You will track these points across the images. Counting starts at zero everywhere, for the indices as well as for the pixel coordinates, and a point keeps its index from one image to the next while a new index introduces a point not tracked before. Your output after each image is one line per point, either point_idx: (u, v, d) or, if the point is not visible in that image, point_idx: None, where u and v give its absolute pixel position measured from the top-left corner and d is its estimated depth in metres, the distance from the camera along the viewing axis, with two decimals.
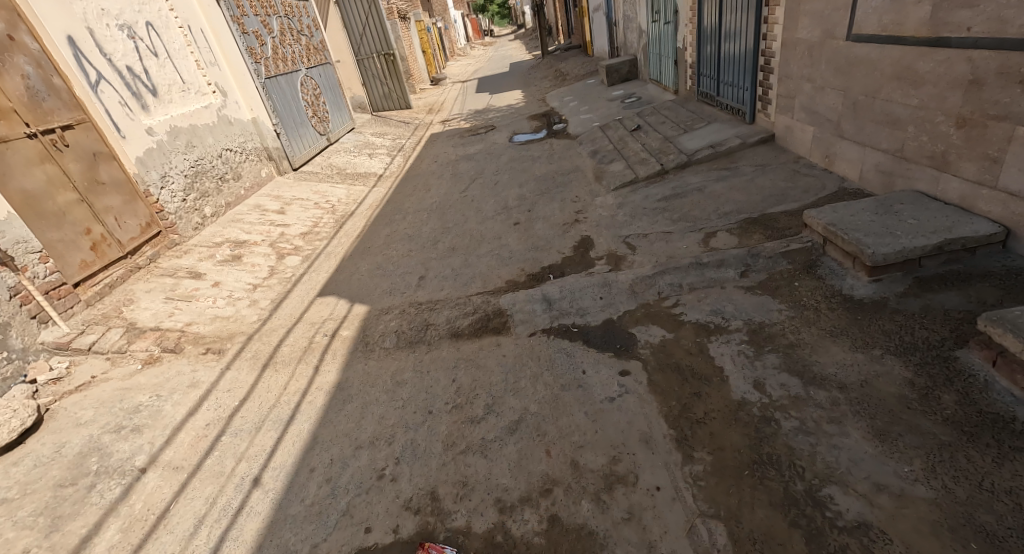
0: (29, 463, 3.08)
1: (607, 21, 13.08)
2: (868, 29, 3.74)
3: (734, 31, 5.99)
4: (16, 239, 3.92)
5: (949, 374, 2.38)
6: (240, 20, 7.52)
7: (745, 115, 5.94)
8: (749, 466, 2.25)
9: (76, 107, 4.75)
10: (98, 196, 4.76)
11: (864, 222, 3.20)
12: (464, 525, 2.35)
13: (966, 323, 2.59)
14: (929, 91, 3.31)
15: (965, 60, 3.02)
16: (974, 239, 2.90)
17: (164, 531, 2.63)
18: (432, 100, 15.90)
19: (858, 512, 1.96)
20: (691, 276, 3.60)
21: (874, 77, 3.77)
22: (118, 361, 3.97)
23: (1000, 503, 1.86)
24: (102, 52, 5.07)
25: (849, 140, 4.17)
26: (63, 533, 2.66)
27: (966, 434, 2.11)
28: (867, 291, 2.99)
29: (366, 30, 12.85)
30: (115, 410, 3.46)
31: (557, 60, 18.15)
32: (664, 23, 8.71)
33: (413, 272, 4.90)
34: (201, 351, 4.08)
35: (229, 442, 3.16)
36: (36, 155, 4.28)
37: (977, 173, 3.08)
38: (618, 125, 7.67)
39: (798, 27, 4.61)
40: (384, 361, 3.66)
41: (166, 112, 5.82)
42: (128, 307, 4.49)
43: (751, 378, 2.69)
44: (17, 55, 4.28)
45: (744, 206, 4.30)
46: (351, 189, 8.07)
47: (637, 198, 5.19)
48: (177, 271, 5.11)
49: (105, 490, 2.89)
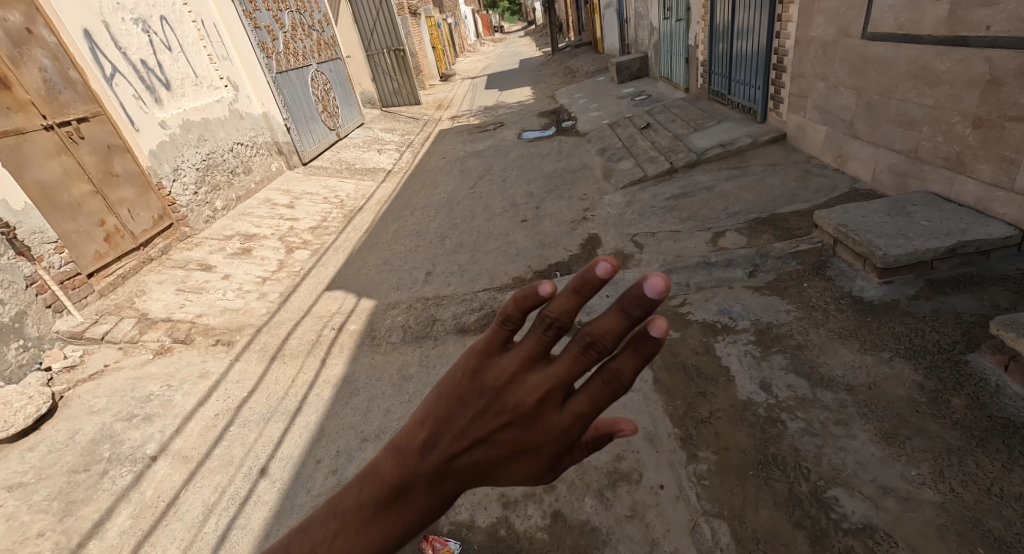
0: (43, 449, 3.14)
1: (618, 19, 13.02)
2: (884, 27, 3.69)
3: (746, 30, 5.94)
4: (33, 229, 3.99)
5: (959, 378, 2.36)
6: (252, 15, 7.57)
7: (757, 114, 5.89)
8: (754, 466, 2.25)
9: (92, 100, 4.81)
10: (112, 188, 4.83)
11: (876, 224, 3.17)
12: (467, 519, 2.37)
13: (978, 327, 2.56)
14: (945, 90, 3.26)
15: (983, 60, 2.97)
16: (989, 242, 2.86)
17: (174, 518, 2.67)
18: (441, 96, 15.90)
19: (864, 514, 1.95)
20: (698, 275, 3.59)
21: (889, 76, 3.72)
22: (130, 351, 4.03)
23: (1008, 508, 1.84)
24: (117, 45, 5.13)
25: (862, 140, 4.12)
26: (76, 518, 2.71)
27: (974, 439, 2.09)
28: (877, 293, 2.97)
29: (377, 25, 12.88)
30: (127, 399, 3.52)
31: (567, 57, 18.07)
32: (675, 20, 8.63)
33: (420, 268, 4.93)
34: (210, 342, 4.13)
35: (237, 432, 3.21)
36: (52, 147, 4.35)
37: (993, 175, 3.04)
38: (628, 123, 7.63)
39: (812, 25, 4.56)
40: (390, 355, 3.69)
41: (179, 105, 5.88)
42: (140, 298, 4.56)
43: (757, 378, 2.68)
44: (34, 48, 4.34)
45: (753, 206, 4.27)
46: (360, 184, 8.11)
47: (645, 197, 5.17)
48: (188, 263, 5.17)
49: (117, 476, 2.95)
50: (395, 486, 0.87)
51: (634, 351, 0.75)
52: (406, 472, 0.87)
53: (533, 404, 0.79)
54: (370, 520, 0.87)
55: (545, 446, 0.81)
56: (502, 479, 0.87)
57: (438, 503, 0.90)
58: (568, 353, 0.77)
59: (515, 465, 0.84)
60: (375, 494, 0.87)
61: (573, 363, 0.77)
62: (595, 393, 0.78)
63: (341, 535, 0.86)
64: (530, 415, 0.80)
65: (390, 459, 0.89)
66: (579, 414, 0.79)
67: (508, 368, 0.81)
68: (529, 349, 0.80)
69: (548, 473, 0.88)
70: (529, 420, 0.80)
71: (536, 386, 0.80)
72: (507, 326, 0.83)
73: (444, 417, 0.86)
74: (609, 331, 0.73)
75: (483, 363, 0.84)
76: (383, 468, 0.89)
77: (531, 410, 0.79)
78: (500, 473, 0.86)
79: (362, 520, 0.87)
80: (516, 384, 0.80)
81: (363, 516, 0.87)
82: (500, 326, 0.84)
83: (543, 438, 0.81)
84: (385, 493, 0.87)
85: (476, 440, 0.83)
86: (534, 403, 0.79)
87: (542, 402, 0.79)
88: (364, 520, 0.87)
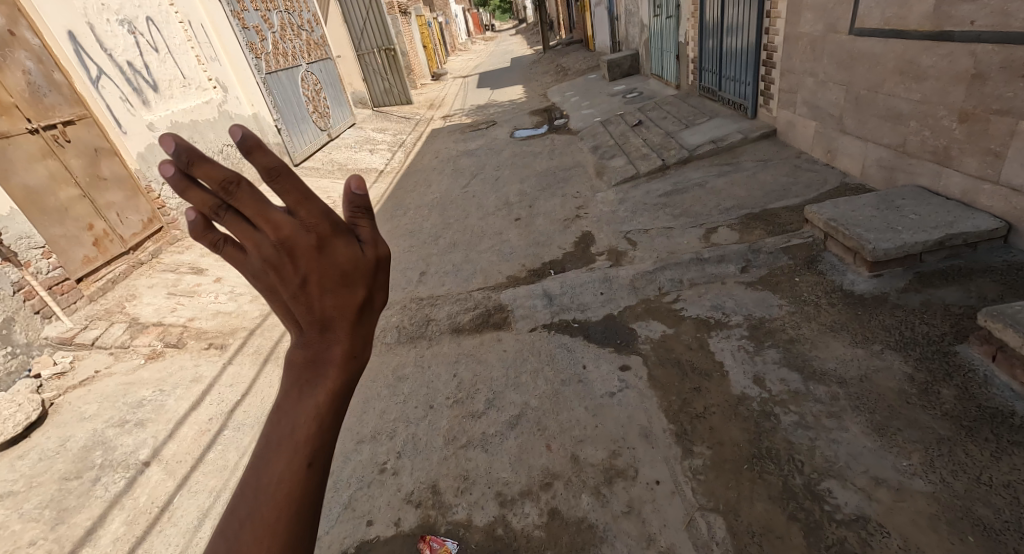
0: (34, 457, 3.11)
1: (608, 16, 13.04)
2: (871, 22, 3.72)
3: (736, 26, 5.97)
4: (19, 234, 3.93)
5: (949, 369, 2.39)
6: (240, 16, 7.50)
7: (747, 110, 5.92)
8: (748, 460, 2.26)
9: (77, 103, 4.75)
10: (99, 192, 4.77)
11: (866, 218, 3.20)
12: (464, 518, 2.37)
13: (966, 318, 2.59)
14: (932, 85, 3.30)
15: (969, 54, 3.00)
16: (976, 234, 2.90)
17: (168, 524, 2.65)
18: (433, 95, 15.84)
19: (857, 506, 1.97)
20: (692, 272, 3.61)
21: (877, 71, 3.75)
22: (121, 356, 4.00)
23: (997, 496, 1.87)
24: (102, 47, 5.06)
25: (851, 135, 4.15)
26: (68, 526, 2.68)
27: (964, 429, 2.12)
28: (868, 286, 3.00)
29: (367, 25, 12.81)
30: (119, 405, 3.48)
31: (559, 55, 18.07)
32: (665, 17, 8.66)
33: (414, 268, 4.91)
34: (203, 346, 4.10)
35: (232, 436, 3.19)
36: (38, 151, 4.29)
37: (979, 168, 3.07)
38: (619, 120, 7.65)
39: (801, 21, 4.59)
40: (385, 356, 3.67)
41: (167, 108, 5.82)
42: (130, 302, 4.51)
43: (751, 373, 2.70)
44: (17, 50, 4.26)
45: (745, 202, 4.29)
46: (352, 185, 8.07)
47: (638, 194, 5.19)
48: (179, 266, 5.13)
49: (109, 483, 2.92)
50: (307, 360, 0.89)
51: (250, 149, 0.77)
52: (301, 347, 0.89)
53: (279, 235, 0.81)
54: (302, 395, 0.87)
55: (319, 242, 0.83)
56: (356, 282, 0.87)
57: (353, 346, 0.90)
58: (242, 200, 0.79)
59: (338, 265, 0.85)
60: (292, 377, 0.88)
61: (247, 197, 0.79)
62: (288, 187, 0.80)
63: (284, 415, 0.87)
64: (288, 239, 0.82)
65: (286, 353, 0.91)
66: (299, 204, 0.82)
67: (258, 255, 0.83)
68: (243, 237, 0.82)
69: (368, 251, 0.88)
70: (293, 245, 0.82)
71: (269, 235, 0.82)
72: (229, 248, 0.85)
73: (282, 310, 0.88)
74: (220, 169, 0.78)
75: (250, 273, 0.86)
76: (290, 359, 0.90)
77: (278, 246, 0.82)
78: (341, 284, 0.86)
79: (296, 399, 0.87)
80: (256, 252, 0.82)
81: (295, 395, 0.87)
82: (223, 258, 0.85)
83: (311, 241, 0.82)
84: (301, 370, 0.88)
85: (300, 287, 0.84)
86: (275, 234, 0.81)
87: (277, 224, 0.81)
88: (295, 398, 0.87)
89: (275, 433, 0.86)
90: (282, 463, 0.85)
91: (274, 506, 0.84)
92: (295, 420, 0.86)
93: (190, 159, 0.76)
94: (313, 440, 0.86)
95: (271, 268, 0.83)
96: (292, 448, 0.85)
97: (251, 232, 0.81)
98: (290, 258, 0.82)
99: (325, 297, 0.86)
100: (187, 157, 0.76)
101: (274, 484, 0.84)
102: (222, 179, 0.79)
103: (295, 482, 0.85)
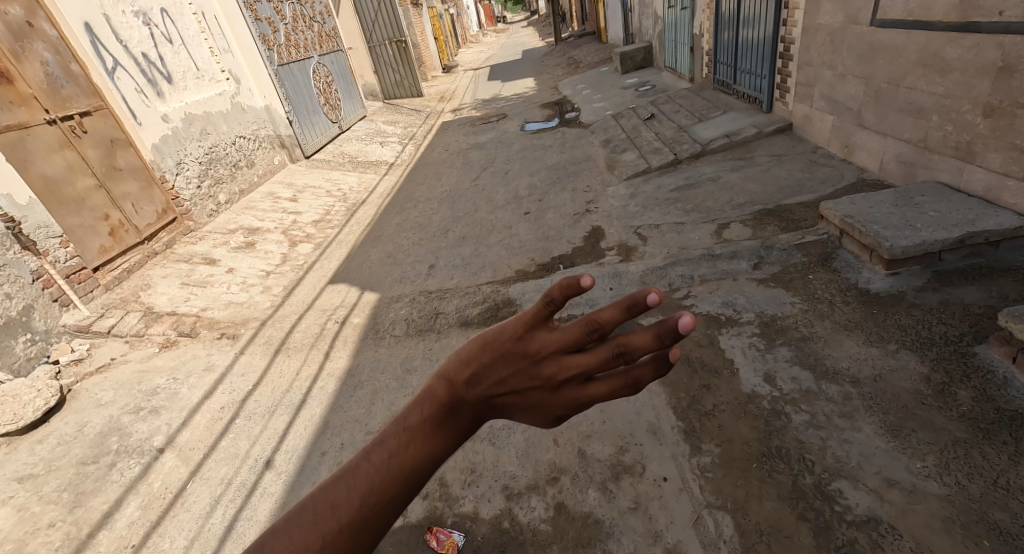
0: (52, 442, 3.18)
1: (621, 8, 12.88)
2: (893, 13, 3.62)
3: (752, 17, 5.85)
4: (38, 224, 4.00)
5: (966, 370, 2.33)
6: (253, 7, 7.52)
7: (762, 104, 5.83)
8: (758, 458, 2.24)
9: (94, 94, 4.80)
10: (115, 182, 4.84)
11: (883, 215, 3.13)
12: (471, 511, 2.38)
13: (986, 319, 2.53)
14: (956, 78, 3.21)
15: (996, 46, 2.91)
16: (998, 232, 2.83)
17: (181, 509, 2.70)
18: (444, 87, 15.78)
19: (868, 507, 1.94)
20: (703, 267, 3.57)
21: (898, 64, 3.66)
22: (136, 344, 4.07)
23: (1014, 501, 1.83)
24: (118, 39, 5.11)
25: (870, 129, 4.06)
26: (85, 509, 2.74)
27: (981, 431, 2.07)
28: (884, 284, 2.94)
29: (379, 16, 12.80)
30: (134, 392, 3.55)
31: (570, 47, 17.91)
32: (680, 8, 8.52)
33: (423, 261, 4.92)
34: (216, 336, 4.16)
35: (243, 424, 3.24)
36: (55, 141, 4.35)
37: (1004, 164, 2.99)
38: (631, 114, 7.56)
39: (820, 13, 4.48)
40: (393, 348, 3.69)
41: (181, 99, 5.87)
42: (145, 292, 4.58)
43: (761, 371, 2.67)
44: (35, 41, 4.32)
45: (759, 197, 4.22)
46: (362, 177, 8.10)
47: (649, 189, 5.13)
48: (193, 257, 5.19)
49: (125, 468, 2.98)
50: (450, 408, 0.88)
51: (656, 363, 0.83)
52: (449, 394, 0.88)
53: (564, 379, 0.83)
54: (433, 437, 0.86)
55: (558, 409, 0.87)
56: (522, 416, 0.92)
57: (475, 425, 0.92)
58: (597, 354, 0.82)
59: (528, 415, 0.90)
60: (432, 412, 0.87)
61: (602, 361, 0.82)
62: (616, 384, 0.85)
63: (412, 444, 0.85)
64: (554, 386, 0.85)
65: (437, 382, 0.89)
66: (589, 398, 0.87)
67: (548, 344, 0.82)
68: (566, 338, 0.82)
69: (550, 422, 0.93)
70: (554, 389, 0.84)
71: (567, 362, 0.83)
72: (552, 309, 0.79)
73: (486, 364, 0.86)
74: (644, 350, 0.79)
75: (527, 329, 0.83)
76: (435, 391, 0.89)
77: (559, 383, 0.84)
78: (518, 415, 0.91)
79: (427, 437, 0.86)
80: (549, 367, 0.83)
81: (426, 433, 0.86)
82: (543, 305, 0.80)
83: (559, 408, 0.87)
84: (439, 412, 0.88)
85: (512, 388, 0.86)
86: (558, 375, 0.83)
87: (566, 374, 0.83)
88: (427, 436, 0.86)
89: (399, 455, 0.84)
90: (395, 487, 0.82)
91: (368, 523, 0.81)
92: (420, 455, 0.85)
93: (663, 337, 0.77)
94: (420, 478, 0.86)
95: (523, 360, 0.84)
96: (408, 478, 0.84)
97: (567, 359, 0.83)
98: (544, 385, 0.84)
99: (506, 402, 0.88)
100: (666, 339, 0.76)
101: (378, 504, 0.81)
102: (627, 349, 0.80)
103: (389, 509, 0.83)
